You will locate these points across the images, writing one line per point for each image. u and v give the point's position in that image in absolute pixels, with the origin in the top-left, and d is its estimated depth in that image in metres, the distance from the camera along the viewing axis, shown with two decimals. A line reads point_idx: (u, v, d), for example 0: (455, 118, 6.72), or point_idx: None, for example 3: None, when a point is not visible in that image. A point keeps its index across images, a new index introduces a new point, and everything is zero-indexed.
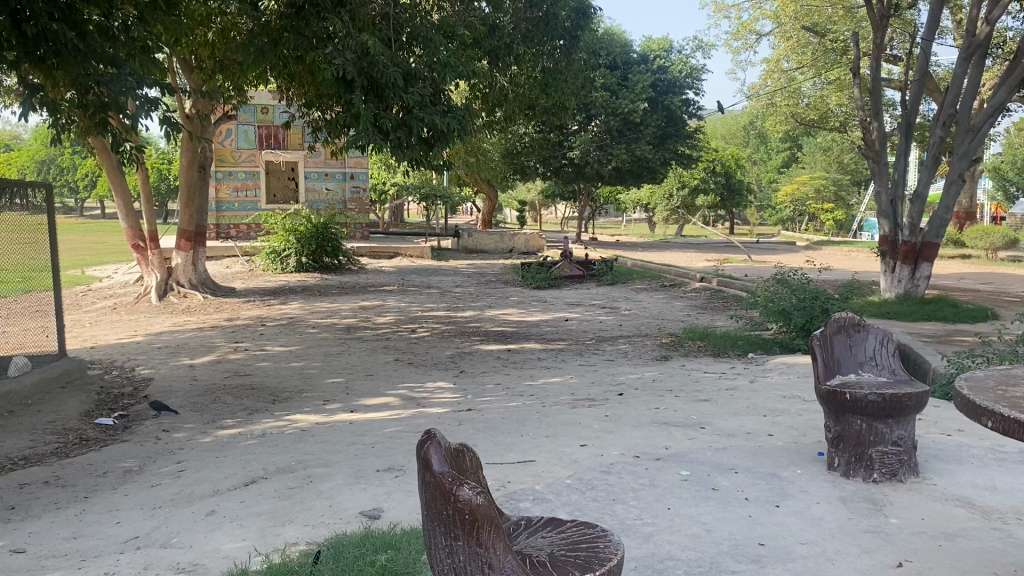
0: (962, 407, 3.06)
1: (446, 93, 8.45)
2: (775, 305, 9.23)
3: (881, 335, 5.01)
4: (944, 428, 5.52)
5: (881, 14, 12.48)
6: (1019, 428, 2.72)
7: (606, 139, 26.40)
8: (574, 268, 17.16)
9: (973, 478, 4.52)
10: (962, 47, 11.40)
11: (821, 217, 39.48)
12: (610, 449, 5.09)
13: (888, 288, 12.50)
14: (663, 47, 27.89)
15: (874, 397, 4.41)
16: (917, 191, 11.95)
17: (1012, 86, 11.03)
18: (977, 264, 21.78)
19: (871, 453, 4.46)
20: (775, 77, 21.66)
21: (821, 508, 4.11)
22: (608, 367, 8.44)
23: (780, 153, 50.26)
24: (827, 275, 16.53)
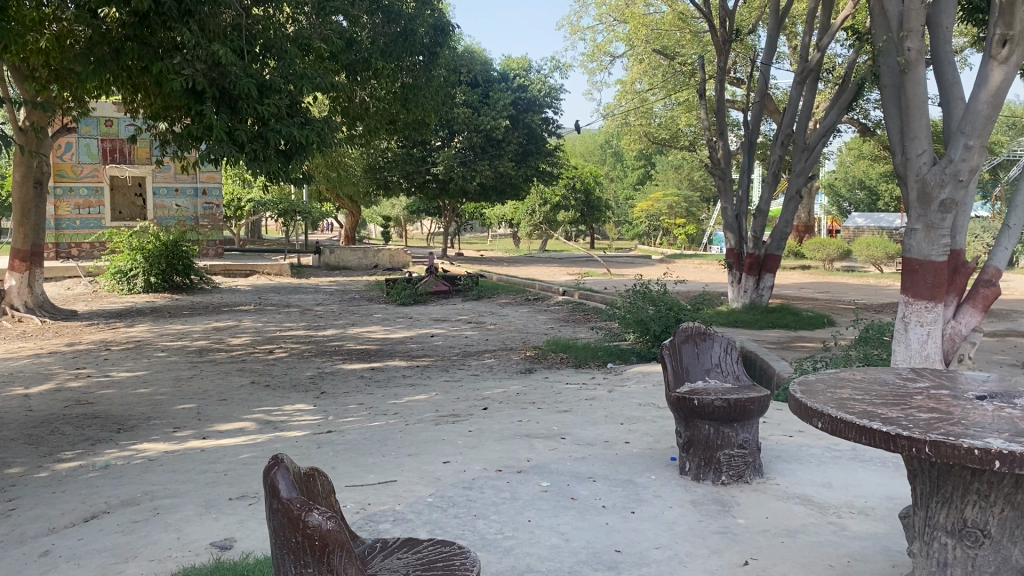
0: (795, 408, 3.22)
1: (304, 105, 8.26)
2: (632, 316, 9.54)
3: (725, 343, 5.25)
4: (786, 430, 5.85)
5: (724, 38, 13.07)
6: (844, 427, 2.88)
7: (469, 155, 26.60)
8: (439, 283, 17.20)
9: (812, 475, 4.80)
10: (797, 71, 12.09)
11: (675, 232, 41.18)
12: (472, 465, 5.09)
13: (734, 298, 13.11)
14: (522, 66, 28.38)
15: (720, 402, 4.60)
16: (758, 206, 12.64)
17: (842, 109, 11.76)
18: (815, 275, 23.26)
19: (719, 455, 4.66)
20: (628, 98, 22.45)
21: (673, 512, 4.25)
22: (473, 382, 8.45)
23: (635, 171, 52.20)
24: (680, 286, 17.25)
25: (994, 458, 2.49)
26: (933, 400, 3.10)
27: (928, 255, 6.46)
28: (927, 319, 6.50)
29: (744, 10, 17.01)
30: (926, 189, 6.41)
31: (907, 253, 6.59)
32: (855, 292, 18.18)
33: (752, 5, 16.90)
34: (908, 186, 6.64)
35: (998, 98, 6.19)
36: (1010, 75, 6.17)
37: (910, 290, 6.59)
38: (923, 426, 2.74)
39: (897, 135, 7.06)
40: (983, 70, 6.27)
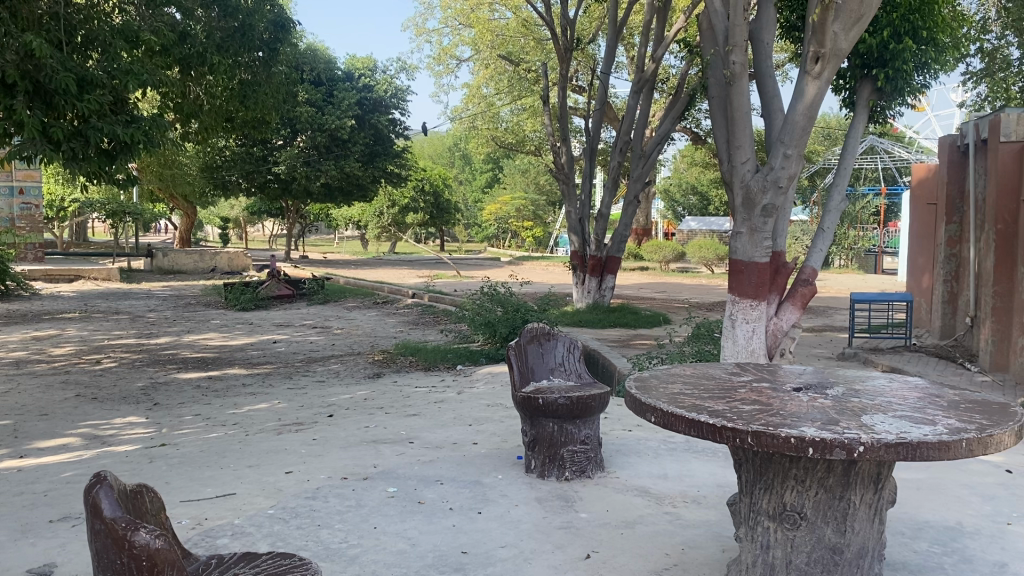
0: (630, 404, 3.35)
1: (130, 102, 7.80)
2: (480, 318, 9.63)
3: (567, 342, 5.39)
4: (626, 425, 6.08)
5: (565, 47, 13.39)
6: (676, 421, 3.01)
7: (313, 154, 25.97)
8: (283, 287, 16.69)
9: (650, 468, 5.01)
10: (633, 81, 12.55)
11: (523, 234, 41.88)
12: (316, 474, 4.97)
13: (578, 298, 13.46)
14: (367, 65, 28.07)
15: (564, 400, 4.70)
16: (600, 210, 13.05)
17: (675, 118, 12.28)
18: (654, 276, 24.25)
19: (562, 452, 4.77)
20: (475, 102, 22.65)
21: (518, 510, 4.31)
22: (318, 389, 8.26)
23: (483, 174, 52.69)
24: (526, 289, 17.55)
25: (808, 445, 2.68)
26: (755, 393, 3.31)
27: (753, 257, 6.87)
28: (752, 316, 6.92)
29: (586, 20, 17.54)
30: (750, 194, 6.81)
31: (734, 254, 6.99)
32: (690, 291, 19.11)
33: (593, 16, 17.46)
34: (734, 193, 7.06)
35: (813, 110, 6.65)
36: (823, 89, 6.64)
37: (737, 289, 6.99)
38: (745, 418, 2.91)
39: (724, 143, 7.48)
40: (799, 84, 6.71)
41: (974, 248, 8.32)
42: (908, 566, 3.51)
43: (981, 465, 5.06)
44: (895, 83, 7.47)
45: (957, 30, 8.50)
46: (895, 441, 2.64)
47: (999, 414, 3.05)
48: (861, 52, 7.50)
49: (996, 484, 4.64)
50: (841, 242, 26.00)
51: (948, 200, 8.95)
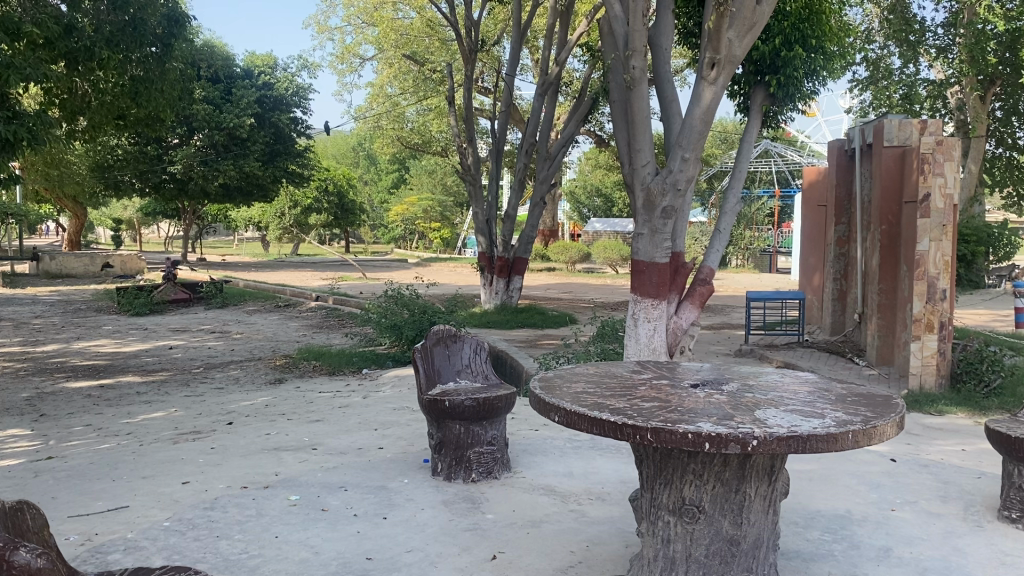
0: (534, 404, 3.36)
1: (11, 97, 7.39)
2: (386, 321, 9.53)
3: (473, 344, 5.39)
4: (533, 425, 6.12)
5: (470, 48, 13.36)
6: (579, 420, 3.04)
7: (211, 153, 25.16)
8: (179, 291, 16.13)
9: (555, 467, 5.05)
10: (538, 83, 12.64)
11: (430, 235, 41.68)
12: (215, 484, 4.82)
13: (486, 299, 13.47)
14: (267, 63, 27.45)
15: (470, 402, 4.68)
16: (507, 211, 13.09)
17: (579, 121, 12.40)
18: (560, 276, 24.51)
19: (469, 454, 4.77)
20: (379, 101, 22.43)
21: (424, 514, 4.28)
22: (218, 396, 8.01)
23: (388, 175, 52.18)
24: (432, 290, 17.48)
25: (705, 441, 2.74)
26: (655, 390, 3.38)
27: (654, 257, 7.02)
28: (653, 315, 7.07)
29: (490, 21, 17.58)
30: (650, 196, 6.96)
31: (635, 255, 7.12)
32: (596, 291, 19.39)
33: (497, 18, 17.53)
34: (635, 194, 7.21)
35: (710, 115, 6.83)
36: (718, 95, 6.84)
37: (639, 289, 7.12)
38: (646, 415, 2.96)
39: (625, 145, 7.62)
40: (696, 89, 6.88)
41: (861, 247, 8.73)
42: (801, 554, 3.64)
43: (868, 455, 5.31)
44: (786, 89, 7.77)
45: (844, 39, 8.87)
46: (786, 434, 2.73)
47: (883, 406, 3.20)
48: (754, 59, 7.75)
49: (882, 473, 4.87)
50: (738, 242, 26.89)
51: (837, 201, 9.34)
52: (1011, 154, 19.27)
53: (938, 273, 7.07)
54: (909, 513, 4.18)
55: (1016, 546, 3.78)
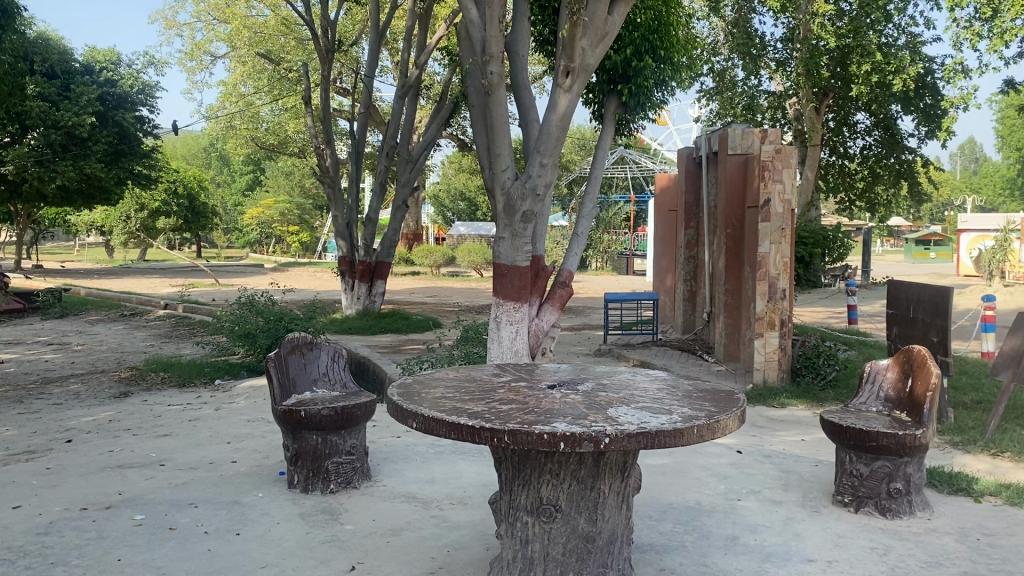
0: (391, 411, 3.32)
1: None
2: (239, 329, 9.19)
3: (331, 351, 5.27)
4: (394, 431, 6.05)
5: (326, 48, 13.09)
6: (436, 426, 3.02)
7: (46, 153, 23.52)
8: (11, 300, 15.01)
9: (416, 473, 5.02)
10: (397, 85, 12.53)
11: (288, 239, 40.55)
12: (50, 507, 4.49)
13: (347, 305, 13.22)
14: (110, 58, 26.01)
15: (327, 411, 4.58)
16: (367, 214, 12.91)
17: (440, 124, 12.34)
18: (423, 280, 24.43)
19: (327, 465, 4.67)
20: (232, 100, 21.69)
21: (280, 528, 4.15)
22: (55, 412, 7.49)
23: (244, 177, 50.47)
24: (290, 296, 17.02)
25: (560, 440, 2.78)
26: (512, 393, 3.41)
27: (515, 260, 7.11)
28: (515, 318, 7.14)
29: (348, 21, 17.32)
30: (510, 201, 7.04)
31: (497, 259, 7.17)
32: (459, 295, 19.43)
33: (355, 18, 17.30)
34: (495, 199, 7.26)
35: (565, 122, 6.97)
36: (574, 102, 6.99)
37: (501, 292, 7.17)
38: (502, 418, 2.98)
39: (484, 150, 7.67)
40: (552, 97, 7.01)
41: (709, 250, 9.14)
42: (655, 547, 3.76)
43: (717, 447, 5.55)
44: (637, 98, 8.04)
45: (691, 51, 9.27)
46: (636, 431, 2.81)
47: (726, 401, 3.36)
48: (607, 68, 7.98)
49: (729, 464, 5.11)
50: (597, 245, 27.66)
51: (686, 207, 9.76)
52: (843, 162, 20.73)
53: (778, 273, 7.48)
54: (753, 502, 4.40)
55: (848, 528, 4.05)
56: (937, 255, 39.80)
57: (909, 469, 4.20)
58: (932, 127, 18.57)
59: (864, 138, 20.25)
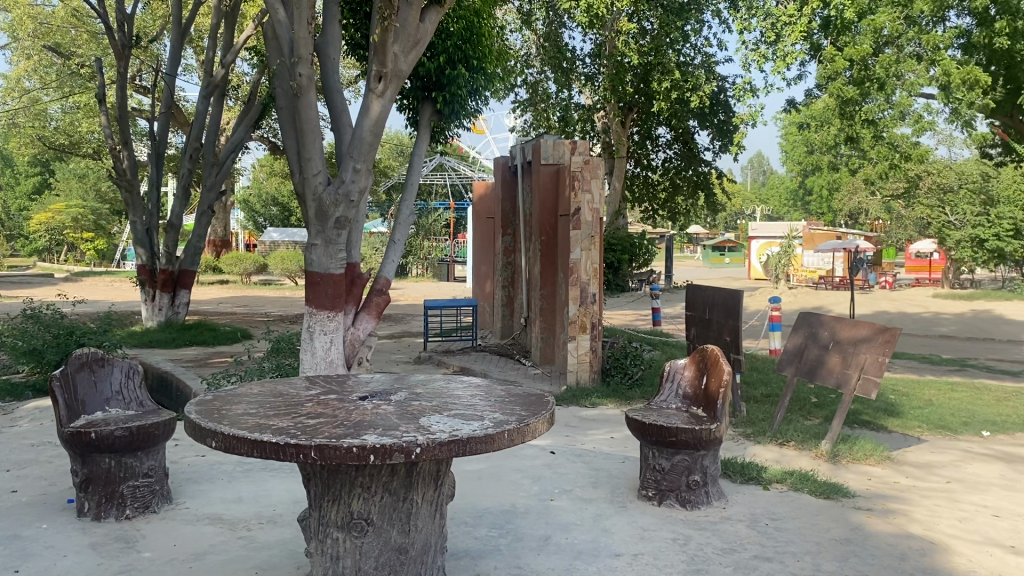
0: (189, 429, 3.13)
1: None
2: (22, 345, 8.39)
3: (125, 367, 4.92)
4: (198, 451, 5.73)
5: (122, 44, 12.25)
6: (238, 443, 2.88)
7: None
8: None
9: (222, 493, 4.77)
10: (201, 85, 11.89)
11: (81, 247, 37.55)
12: None
13: (147, 316, 12.41)
14: None
15: (120, 432, 4.27)
16: (170, 220, 12.21)
17: (248, 126, 11.87)
18: (233, 289, 23.41)
19: (121, 489, 4.34)
20: (14, 95, 19.88)
21: (67, 561, 3.81)
22: None
23: (29, 179, 46.29)
24: (83, 308, 15.78)
25: (369, 453, 2.72)
26: (321, 406, 3.31)
27: (328, 268, 6.94)
28: (330, 327, 6.96)
29: (147, 16, 16.34)
30: (322, 207, 6.85)
31: (309, 266, 6.97)
32: (271, 304, 18.76)
33: (156, 13, 16.36)
34: (306, 205, 7.04)
35: (378, 127, 6.89)
36: (387, 108, 6.93)
37: (314, 300, 6.97)
38: (310, 433, 2.88)
39: (295, 155, 7.44)
40: (365, 101, 6.92)
41: (525, 256, 9.34)
42: (470, 553, 3.77)
43: (531, 449, 5.67)
44: (451, 105, 8.09)
45: (503, 62, 9.45)
46: (447, 439, 2.81)
47: (536, 405, 3.42)
48: (421, 75, 7.98)
49: (542, 466, 5.23)
50: (415, 252, 27.69)
51: (503, 214, 9.92)
52: (646, 174, 21.88)
53: (588, 278, 7.74)
54: (565, 502, 4.52)
55: (652, 522, 4.24)
56: (731, 260, 42.93)
57: (706, 462, 4.46)
58: (725, 142, 20.00)
59: (665, 151, 21.48)
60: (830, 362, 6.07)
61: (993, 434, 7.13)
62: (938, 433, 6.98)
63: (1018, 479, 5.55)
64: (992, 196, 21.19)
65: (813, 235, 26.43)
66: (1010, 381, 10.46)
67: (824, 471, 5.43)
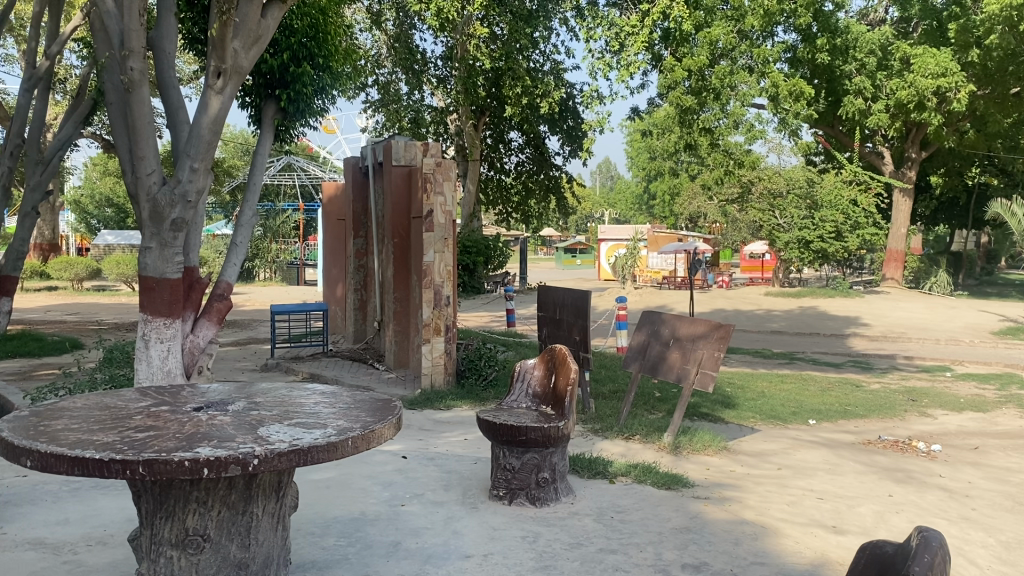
0: (0, 448, 2.89)
1: None
2: None
3: None
4: (19, 471, 5.31)
5: None
6: (56, 461, 2.67)
7: None
8: None
9: (45, 516, 4.43)
10: (23, 77, 11.02)
11: None
12: None
13: None
14: None
15: None
16: None
17: (77, 123, 11.07)
18: (62, 296, 21.87)
19: None
20: None
21: None
22: None
23: None
24: None
25: (203, 466, 2.60)
26: (151, 419, 3.14)
27: (164, 272, 6.59)
28: (166, 335, 6.64)
29: None
30: (156, 208, 6.50)
31: (143, 271, 6.59)
32: (106, 311, 17.66)
33: None
34: (139, 205, 6.66)
35: (217, 125, 6.63)
36: (227, 105, 6.68)
37: (148, 307, 6.61)
38: (137, 448, 2.72)
39: (126, 153, 7.03)
40: (202, 98, 6.64)
41: (377, 258, 9.22)
42: (316, 564, 3.68)
43: (382, 455, 5.59)
44: (296, 104, 7.87)
45: (352, 61, 9.30)
46: (286, 449, 2.72)
47: (382, 410, 3.38)
48: (263, 72, 7.73)
49: (394, 471, 5.18)
50: (263, 255, 26.85)
51: (354, 216, 9.76)
52: (499, 177, 22.13)
53: (441, 281, 7.74)
54: (416, 506, 4.48)
55: (502, 521, 4.28)
56: (582, 262, 44.13)
57: (554, 459, 4.55)
58: (574, 147, 20.53)
59: (517, 155, 21.81)
60: (671, 358, 6.33)
61: (818, 422, 7.67)
62: (769, 423, 7.44)
63: (839, 464, 6.00)
64: (816, 200, 22.80)
65: (657, 238, 27.56)
66: (834, 372, 11.28)
67: (667, 463, 5.66)
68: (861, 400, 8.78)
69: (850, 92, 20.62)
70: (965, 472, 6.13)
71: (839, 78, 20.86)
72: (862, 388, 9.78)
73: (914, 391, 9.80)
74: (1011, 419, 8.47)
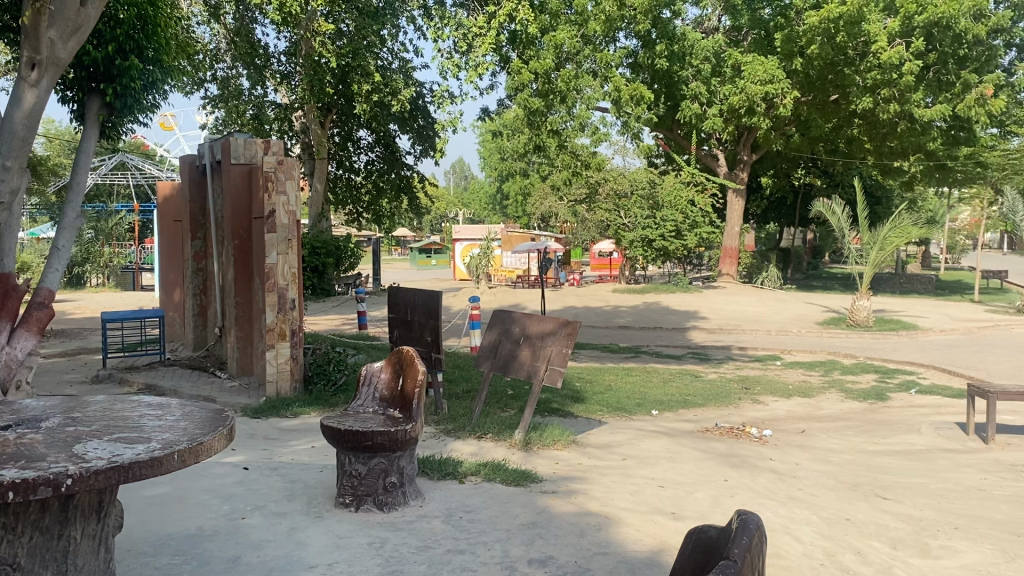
0: None
1: None
2: None
3: None
4: None
5: None
6: None
7: None
8: None
9: None
10: None
11: None
12: None
13: None
14: None
15: None
16: None
17: None
18: None
19: None
20: None
21: None
22: None
23: None
24: None
25: (8, 490, 2.39)
26: None
27: None
28: None
29: None
30: None
31: None
32: None
33: None
34: None
35: (33, 120, 6.20)
36: (43, 99, 6.22)
37: None
38: None
39: None
40: (15, 91, 6.16)
41: (217, 261, 8.86)
42: None
43: (222, 467, 5.36)
44: (124, 99, 7.43)
45: (187, 52, 8.89)
46: (103, 467, 2.56)
47: (213, 421, 3.24)
48: (86, 65, 7.26)
49: (234, 483, 4.98)
50: (94, 259, 24.87)
51: (191, 216, 9.32)
52: (349, 176, 21.80)
53: (286, 284, 7.52)
54: (257, 518, 4.33)
55: (348, 529, 4.19)
56: (437, 262, 44.12)
57: (401, 462, 4.50)
58: (425, 146, 20.49)
59: (367, 153, 21.54)
60: (520, 356, 6.41)
61: (660, 412, 7.98)
62: (616, 415, 7.69)
63: (679, 451, 6.27)
64: (657, 201, 23.80)
65: (510, 238, 27.89)
66: (675, 364, 11.81)
67: (516, 459, 5.74)
68: (700, 390, 9.22)
69: (687, 97, 21.60)
70: (793, 454, 6.55)
71: (677, 83, 21.79)
72: (700, 378, 10.27)
73: (748, 379, 10.39)
74: (832, 403, 9.13)
